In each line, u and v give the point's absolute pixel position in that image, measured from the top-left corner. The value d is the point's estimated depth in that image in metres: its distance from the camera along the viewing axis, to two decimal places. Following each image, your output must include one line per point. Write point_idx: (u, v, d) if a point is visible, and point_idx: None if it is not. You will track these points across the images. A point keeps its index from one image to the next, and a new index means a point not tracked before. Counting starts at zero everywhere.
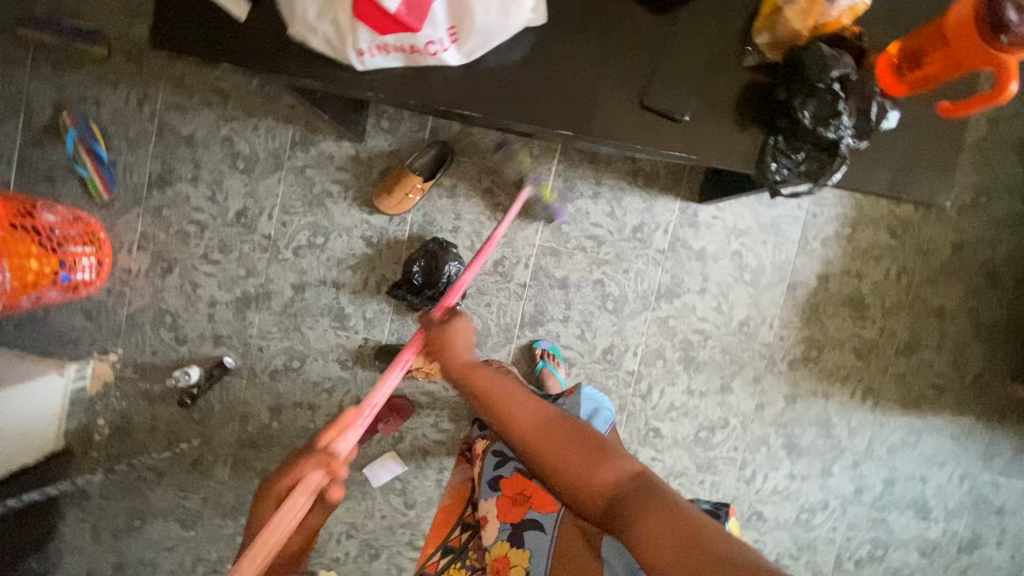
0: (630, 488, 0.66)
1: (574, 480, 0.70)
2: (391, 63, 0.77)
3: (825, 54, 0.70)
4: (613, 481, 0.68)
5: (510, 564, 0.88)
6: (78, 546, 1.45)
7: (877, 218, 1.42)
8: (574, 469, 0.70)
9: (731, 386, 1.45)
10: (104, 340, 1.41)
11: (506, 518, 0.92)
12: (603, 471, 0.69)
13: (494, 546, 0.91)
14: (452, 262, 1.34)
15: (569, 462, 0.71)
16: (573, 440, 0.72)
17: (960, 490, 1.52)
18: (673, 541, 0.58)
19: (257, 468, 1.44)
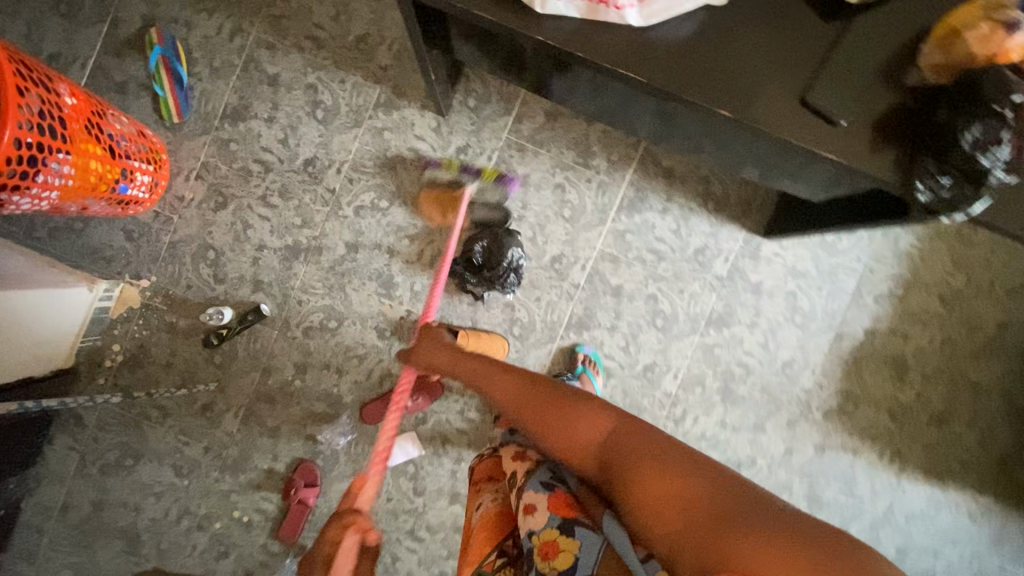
0: (622, 447, 0.74)
1: (566, 445, 0.79)
2: (570, 10, 0.76)
3: (1007, 79, 0.66)
4: (605, 438, 0.77)
5: (558, 551, 0.72)
6: (62, 475, 1.36)
7: (930, 284, 1.44)
8: (569, 438, 0.79)
9: (764, 425, 1.43)
10: (139, 264, 1.35)
11: (558, 509, 0.76)
12: (591, 430, 0.78)
13: (543, 531, 0.74)
14: (515, 248, 1.32)
15: (564, 435, 0.80)
16: (548, 404, 0.85)
17: (970, 571, 1.49)
18: (674, 487, 0.65)
19: (269, 425, 1.37)
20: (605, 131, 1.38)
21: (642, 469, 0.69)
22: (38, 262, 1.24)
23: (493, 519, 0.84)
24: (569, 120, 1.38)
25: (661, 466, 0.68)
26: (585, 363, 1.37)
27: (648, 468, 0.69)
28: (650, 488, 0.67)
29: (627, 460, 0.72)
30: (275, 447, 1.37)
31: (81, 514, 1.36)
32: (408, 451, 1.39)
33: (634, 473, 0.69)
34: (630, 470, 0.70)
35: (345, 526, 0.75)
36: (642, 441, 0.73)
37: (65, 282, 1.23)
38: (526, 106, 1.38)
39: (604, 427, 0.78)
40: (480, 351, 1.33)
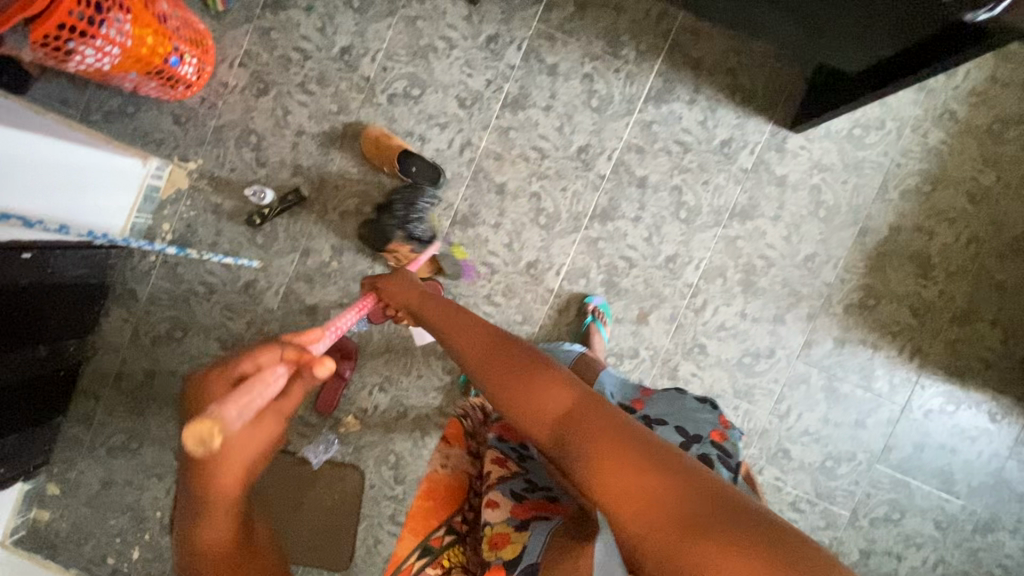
0: (580, 420, 0.60)
1: (520, 408, 0.65)
2: None
3: None
4: (572, 406, 0.62)
5: (509, 541, 0.75)
6: (116, 345, 1.47)
7: (959, 181, 1.44)
8: (521, 391, 0.65)
9: (784, 317, 1.46)
10: (187, 147, 1.42)
11: (517, 512, 0.78)
12: (552, 397, 0.63)
13: (495, 524, 0.78)
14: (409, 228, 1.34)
15: (513, 385, 0.67)
16: (508, 359, 0.70)
17: (987, 469, 1.51)
18: (643, 481, 0.52)
19: (308, 304, 1.45)
20: (634, 21, 1.40)
21: (604, 443, 0.56)
22: (64, 126, 1.27)
23: (438, 486, 0.93)
24: (599, 10, 1.40)
25: (622, 443, 0.56)
26: (594, 314, 1.42)
27: (613, 451, 0.55)
28: (608, 469, 0.54)
29: (585, 427, 0.59)
30: (313, 325, 1.45)
31: (135, 383, 1.47)
32: None
33: (601, 443, 0.56)
34: (594, 451, 0.56)
35: (280, 354, 0.57)
36: (615, 420, 0.59)
37: (93, 145, 1.27)
38: None
39: (563, 392, 0.63)
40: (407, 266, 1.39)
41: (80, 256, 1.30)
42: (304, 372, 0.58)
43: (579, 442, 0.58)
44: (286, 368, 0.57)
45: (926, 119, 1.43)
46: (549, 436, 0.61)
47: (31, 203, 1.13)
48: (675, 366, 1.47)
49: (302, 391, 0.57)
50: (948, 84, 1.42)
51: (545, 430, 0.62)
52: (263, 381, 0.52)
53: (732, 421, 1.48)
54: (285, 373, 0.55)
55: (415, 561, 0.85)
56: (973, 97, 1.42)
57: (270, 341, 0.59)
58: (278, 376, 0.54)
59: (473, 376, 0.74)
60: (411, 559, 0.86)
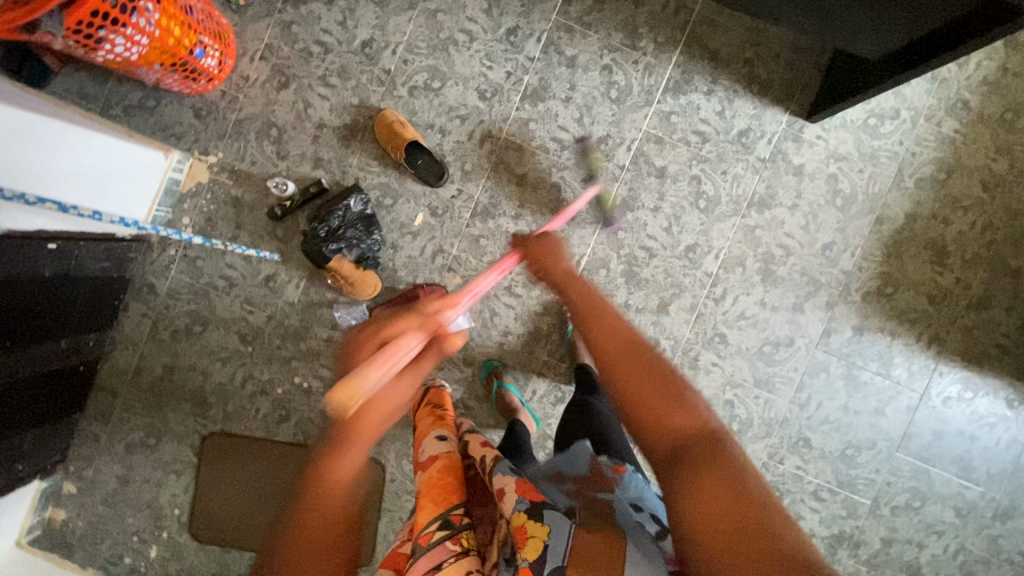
0: (702, 448, 0.67)
1: (649, 416, 0.71)
2: None
3: None
4: (693, 435, 0.69)
5: (526, 536, 0.73)
6: (135, 340, 1.46)
7: (972, 169, 1.46)
8: (655, 403, 0.71)
9: (803, 306, 1.47)
10: (207, 140, 1.42)
11: (525, 493, 0.79)
12: (684, 420, 0.70)
13: (512, 516, 0.76)
14: (331, 246, 1.37)
15: (650, 395, 0.72)
16: (653, 372, 0.74)
17: (1006, 456, 1.51)
18: (739, 520, 0.59)
19: (328, 296, 1.45)
20: (651, 14, 1.42)
21: (717, 480, 0.63)
22: (84, 116, 1.25)
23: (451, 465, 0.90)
24: (617, 2, 1.42)
25: (733, 483, 0.63)
26: (571, 324, 1.47)
27: (716, 489, 0.62)
28: (714, 500, 0.61)
29: (706, 461, 0.65)
30: (335, 317, 1.45)
31: (153, 378, 1.46)
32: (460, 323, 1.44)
33: (713, 475, 0.64)
34: (696, 477, 0.64)
35: (416, 318, 0.69)
36: (731, 461, 0.65)
37: (117, 135, 1.26)
38: None
39: (695, 421, 0.70)
40: (353, 280, 1.38)
41: (102, 248, 1.29)
42: (436, 343, 0.69)
43: (694, 470, 0.65)
44: (421, 334, 0.68)
45: (939, 109, 1.45)
46: (666, 448, 0.69)
47: (58, 191, 1.12)
48: (696, 356, 1.48)
49: (431, 361, 0.68)
50: (960, 74, 1.44)
51: (664, 444, 0.69)
52: (392, 355, 0.65)
53: (753, 410, 1.48)
54: (416, 343, 0.68)
55: (434, 532, 0.79)
56: (985, 86, 1.45)
57: (410, 308, 0.71)
58: (411, 345, 0.67)
59: (607, 371, 0.77)
60: (428, 531, 0.79)
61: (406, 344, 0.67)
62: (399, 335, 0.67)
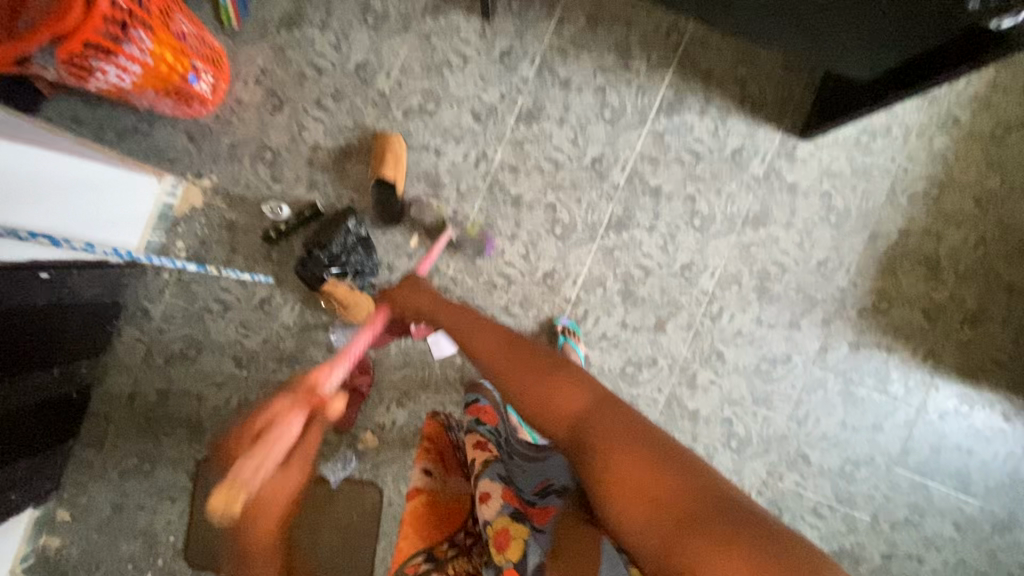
0: (598, 421, 0.72)
1: (546, 411, 0.77)
2: None
3: None
4: (581, 412, 0.75)
5: (510, 537, 0.81)
6: (128, 365, 1.44)
7: (964, 185, 1.47)
8: (546, 398, 0.78)
9: (799, 323, 1.47)
10: (201, 164, 1.42)
11: (508, 497, 0.87)
12: (571, 400, 0.76)
13: (494, 520, 0.85)
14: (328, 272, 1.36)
15: (540, 390, 0.79)
16: (536, 368, 0.83)
17: (1004, 469, 1.51)
18: (656, 491, 0.63)
19: (324, 319, 1.44)
20: (644, 34, 1.43)
21: (625, 454, 0.67)
22: (78, 144, 1.25)
23: (439, 501, 0.96)
24: (610, 24, 1.42)
25: (639, 451, 0.67)
26: (565, 333, 1.42)
27: (624, 462, 0.66)
28: (625, 472, 0.65)
29: (601, 431, 0.70)
30: (330, 340, 1.44)
31: (147, 403, 1.45)
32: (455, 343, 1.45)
33: (617, 448, 0.68)
34: (608, 463, 0.67)
35: (291, 405, 0.78)
36: (632, 426, 0.70)
37: (94, 159, 1.21)
38: (568, 11, 1.43)
39: (583, 396, 0.76)
40: (346, 302, 1.36)
41: (96, 274, 1.28)
42: (318, 415, 0.81)
43: (599, 448, 0.69)
44: (304, 411, 0.80)
45: (930, 126, 1.46)
46: (569, 431, 0.74)
47: (35, 219, 1.08)
48: (693, 374, 1.47)
49: (315, 432, 0.79)
50: (949, 91, 1.46)
51: (565, 430, 0.74)
52: (278, 436, 0.74)
53: (751, 428, 1.48)
54: (302, 418, 0.78)
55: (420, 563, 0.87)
56: (974, 103, 1.46)
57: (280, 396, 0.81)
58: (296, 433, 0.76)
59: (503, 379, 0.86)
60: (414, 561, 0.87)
61: (281, 430, 0.74)
62: (283, 420, 0.77)
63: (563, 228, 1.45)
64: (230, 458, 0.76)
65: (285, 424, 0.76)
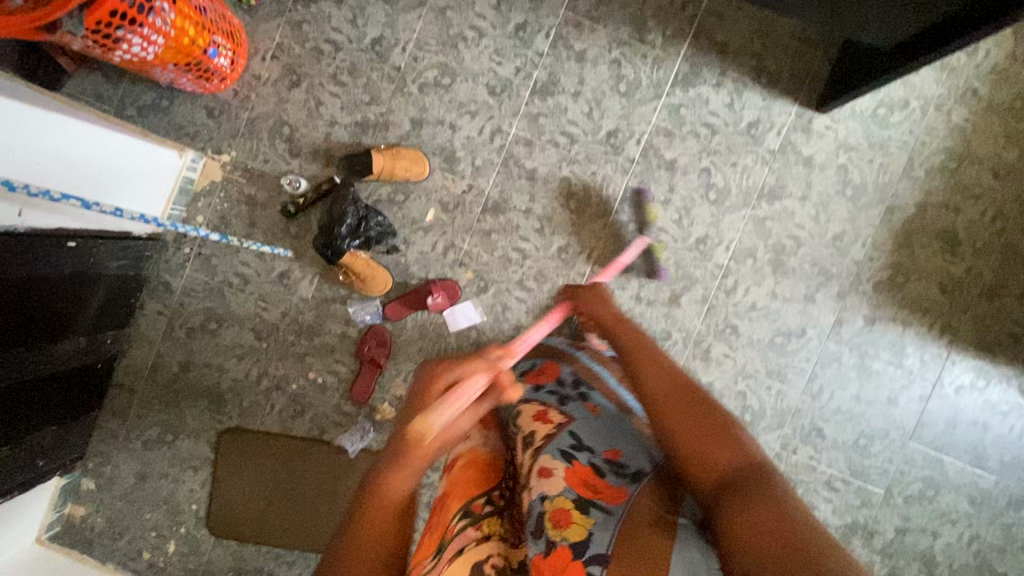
0: (753, 478, 0.70)
1: (696, 454, 0.76)
2: None
3: None
4: (734, 466, 0.73)
5: (568, 521, 0.75)
6: (151, 338, 1.47)
7: (983, 158, 1.46)
8: (701, 438, 0.78)
9: (814, 296, 1.47)
10: (220, 139, 1.44)
11: (574, 483, 0.79)
12: (731, 453, 0.75)
13: (555, 499, 0.78)
14: (346, 242, 1.38)
15: (698, 430, 0.79)
16: (700, 415, 0.81)
17: (1020, 444, 1.51)
18: (784, 539, 0.60)
19: (341, 292, 1.46)
20: (660, 7, 1.43)
21: (771, 508, 0.64)
22: (104, 117, 1.27)
23: (481, 459, 0.91)
24: None
25: (786, 510, 0.64)
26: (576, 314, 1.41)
27: (765, 509, 0.64)
28: (758, 519, 0.63)
29: (751, 488, 0.69)
30: (348, 313, 1.46)
31: (170, 375, 1.48)
32: (471, 316, 1.45)
33: (764, 501, 0.66)
34: (746, 506, 0.66)
35: (484, 368, 0.86)
36: (782, 492, 0.67)
37: (85, 117, 1.16)
38: None
39: (742, 457, 0.74)
40: (364, 275, 1.40)
41: (121, 246, 1.32)
42: (496, 389, 0.86)
43: (743, 496, 0.68)
44: (487, 376, 0.85)
45: (949, 98, 1.45)
46: (715, 481, 0.73)
47: (45, 181, 1.07)
48: (708, 347, 1.48)
49: (487, 403, 0.84)
50: (969, 63, 1.44)
51: (712, 478, 0.74)
52: (461, 393, 0.82)
53: (765, 401, 1.49)
54: (483, 382, 0.84)
55: (458, 522, 0.82)
56: (994, 75, 1.45)
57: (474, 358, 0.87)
58: (465, 422, 0.81)
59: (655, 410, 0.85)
60: (453, 523, 0.83)
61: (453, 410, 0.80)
62: (466, 378, 0.83)
63: (577, 201, 1.45)
64: (417, 395, 0.84)
65: (466, 396, 0.82)
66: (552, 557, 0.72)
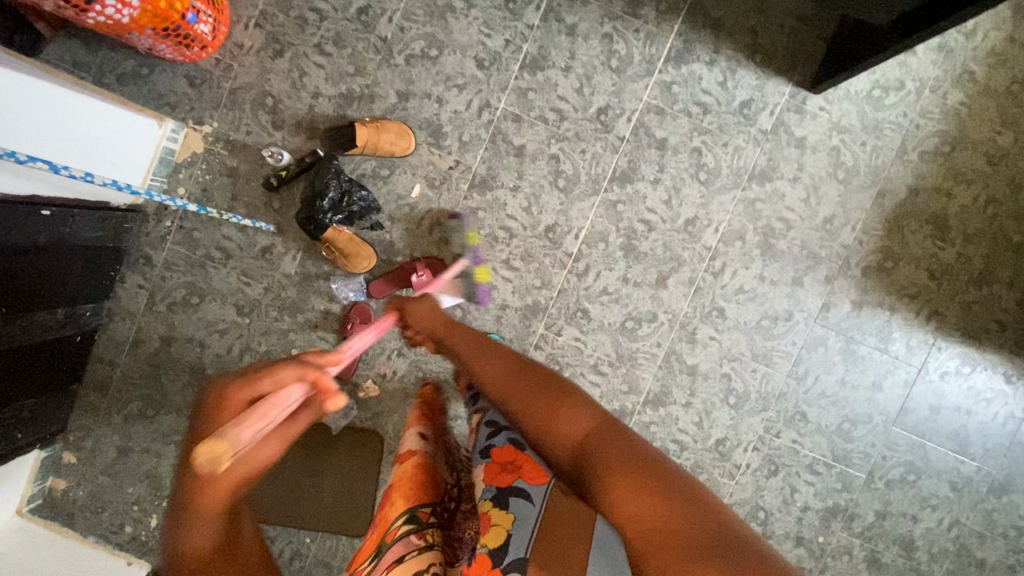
0: (600, 442, 0.77)
1: (547, 435, 0.82)
2: None
3: None
4: (586, 434, 0.79)
5: (489, 523, 0.75)
6: (132, 312, 1.46)
7: (977, 142, 1.44)
8: (546, 417, 0.83)
9: (802, 280, 1.46)
10: (202, 110, 1.41)
11: (492, 480, 0.81)
12: (575, 422, 0.81)
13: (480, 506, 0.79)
14: (333, 216, 1.36)
15: (541, 411, 0.84)
16: (539, 391, 0.87)
17: (1002, 431, 1.51)
18: (643, 494, 0.68)
19: (325, 268, 1.44)
20: None
21: (622, 463, 0.73)
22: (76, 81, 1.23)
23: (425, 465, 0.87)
24: None
25: (634, 463, 0.72)
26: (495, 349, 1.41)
27: (619, 473, 0.71)
28: (619, 481, 0.71)
29: (601, 452, 0.76)
30: (331, 290, 1.44)
31: (151, 349, 1.46)
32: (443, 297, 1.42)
33: (613, 461, 0.74)
34: (606, 473, 0.73)
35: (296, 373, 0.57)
36: (629, 443, 0.76)
37: (60, 84, 1.13)
38: None
39: (587, 419, 0.81)
40: (347, 253, 1.38)
41: (97, 217, 1.28)
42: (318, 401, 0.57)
43: (598, 466, 0.74)
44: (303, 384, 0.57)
45: (945, 80, 1.42)
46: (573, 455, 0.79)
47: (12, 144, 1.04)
48: (694, 330, 1.47)
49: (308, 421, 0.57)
50: (966, 44, 1.42)
51: (569, 454, 0.79)
52: (271, 410, 0.53)
53: (750, 384, 1.48)
54: (298, 397, 0.56)
55: (400, 527, 0.79)
56: (992, 57, 1.42)
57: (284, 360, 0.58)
58: (274, 460, 0.54)
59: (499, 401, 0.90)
60: (395, 527, 0.79)
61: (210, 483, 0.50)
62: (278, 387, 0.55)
63: (567, 179, 1.43)
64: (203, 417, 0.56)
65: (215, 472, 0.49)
66: (478, 561, 0.72)
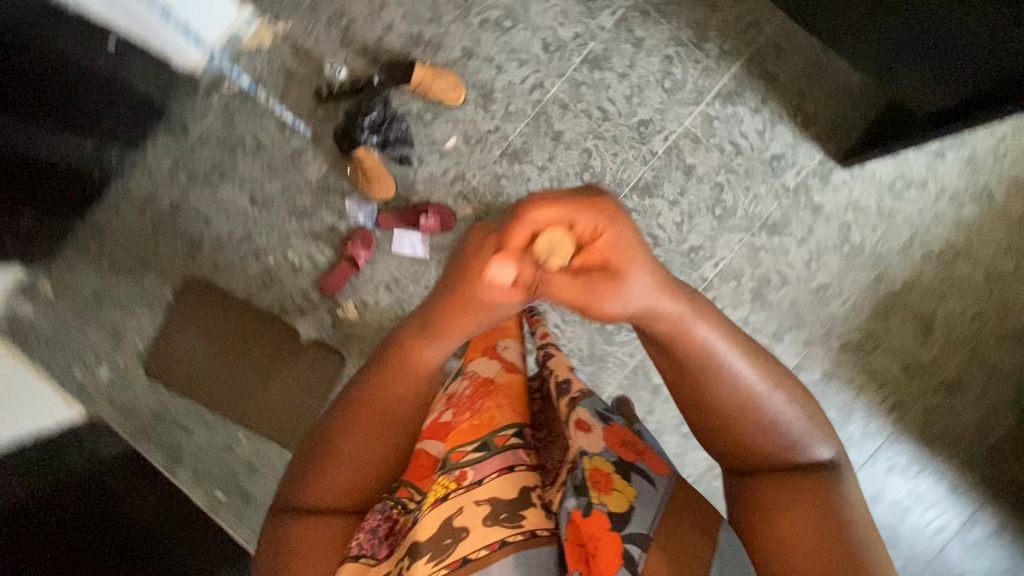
0: (798, 488, 0.73)
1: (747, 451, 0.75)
2: None
3: None
4: (797, 476, 0.74)
5: (611, 485, 0.71)
6: (153, 171, 1.50)
7: (978, 259, 1.50)
8: (756, 436, 0.75)
9: (782, 336, 1.50)
10: (281, 9, 1.48)
11: (614, 445, 0.76)
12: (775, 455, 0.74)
13: (592, 457, 0.74)
14: (370, 136, 1.43)
15: (751, 431, 0.75)
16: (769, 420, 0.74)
17: (932, 540, 1.52)
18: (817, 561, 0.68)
19: (344, 186, 1.49)
20: (725, 21, 1.48)
21: (805, 523, 0.70)
22: None
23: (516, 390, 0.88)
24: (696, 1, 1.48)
25: (820, 530, 0.69)
26: None
27: (804, 529, 0.69)
28: (797, 541, 0.69)
29: (786, 499, 0.72)
30: (343, 208, 1.49)
31: (158, 211, 1.50)
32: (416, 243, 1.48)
33: (800, 515, 0.71)
34: (785, 520, 0.71)
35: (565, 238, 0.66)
36: (830, 506, 0.71)
37: None
38: None
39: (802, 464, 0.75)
40: (371, 175, 1.43)
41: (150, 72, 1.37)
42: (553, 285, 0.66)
43: (781, 509, 0.72)
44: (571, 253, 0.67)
45: (965, 193, 1.49)
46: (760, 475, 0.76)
47: None
48: None
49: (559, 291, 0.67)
50: (994, 167, 1.49)
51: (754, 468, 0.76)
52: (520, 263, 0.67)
53: None
54: (564, 264, 0.66)
55: (509, 436, 0.80)
56: (1013, 185, 1.49)
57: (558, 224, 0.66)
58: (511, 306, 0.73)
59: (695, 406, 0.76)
60: (502, 433, 0.80)
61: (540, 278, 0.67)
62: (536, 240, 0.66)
63: (593, 175, 1.49)
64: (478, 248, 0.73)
65: (556, 263, 0.66)
66: (589, 514, 0.69)
